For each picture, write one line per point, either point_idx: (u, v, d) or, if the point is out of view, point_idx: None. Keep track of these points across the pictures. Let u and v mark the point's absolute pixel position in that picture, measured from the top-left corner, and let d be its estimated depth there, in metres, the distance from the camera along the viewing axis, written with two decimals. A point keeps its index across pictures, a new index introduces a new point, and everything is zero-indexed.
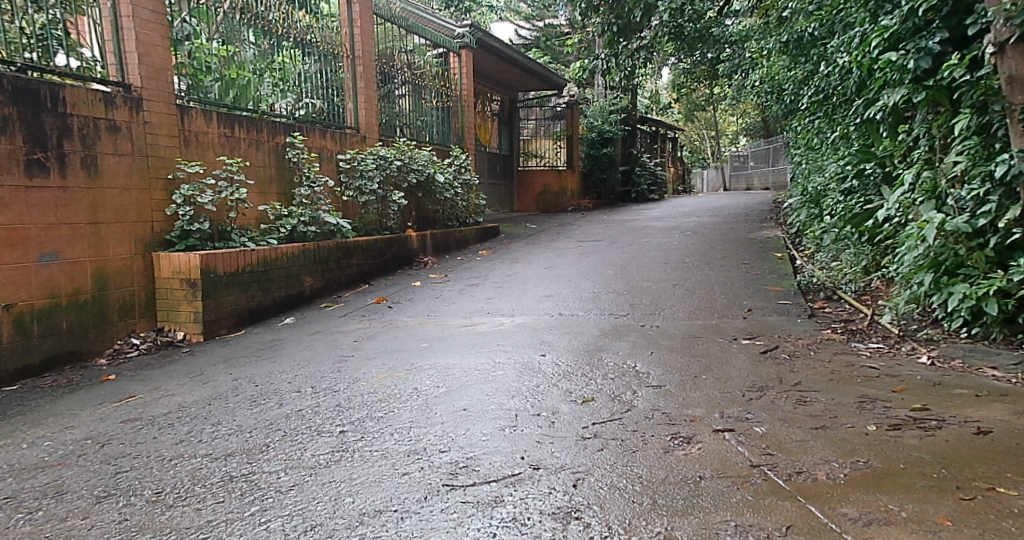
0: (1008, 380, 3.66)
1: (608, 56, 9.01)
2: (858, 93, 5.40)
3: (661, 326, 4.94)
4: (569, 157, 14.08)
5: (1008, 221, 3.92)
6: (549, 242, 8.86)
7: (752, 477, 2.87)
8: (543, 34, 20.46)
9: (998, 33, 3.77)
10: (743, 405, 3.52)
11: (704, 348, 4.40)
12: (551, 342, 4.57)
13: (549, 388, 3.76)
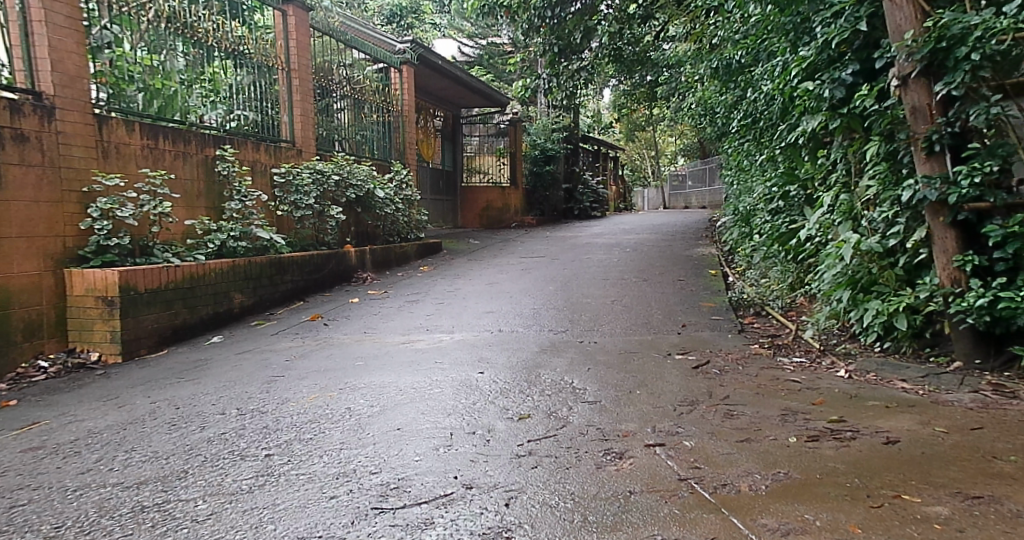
0: (917, 392, 3.79)
1: (548, 77, 9.20)
2: (781, 118, 5.65)
3: (599, 341, 5.06)
4: (512, 174, 14.21)
5: (915, 241, 4.14)
6: (492, 259, 8.96)
7: (680, 490, 2.99)
8: (486, 52, 20.64)
9: (900, 68, 3.89)
10: (672, 419, 3.65)
11: (639, 364, 4.53)
12: (489, 359, 4.64)
13: (486, 405, 3.83)
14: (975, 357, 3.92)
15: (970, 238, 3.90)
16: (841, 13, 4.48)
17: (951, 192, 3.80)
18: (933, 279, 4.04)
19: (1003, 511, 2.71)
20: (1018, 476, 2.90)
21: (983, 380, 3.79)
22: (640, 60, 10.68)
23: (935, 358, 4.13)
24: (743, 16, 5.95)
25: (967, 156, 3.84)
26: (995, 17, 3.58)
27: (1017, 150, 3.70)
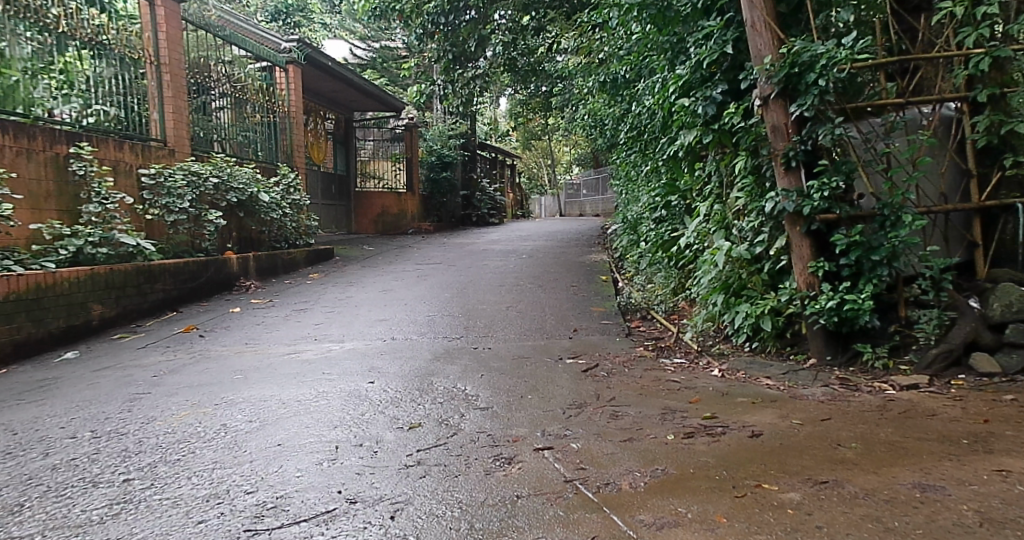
0: (778, 388, 4.09)
1: (444, 83, 9.69)
2: (661, 131, 5.92)
3: (494, 348, 5.19)
4: (408, 180, 14.21)
5: (777, 249, 4.46)
6: (386, 265, 8.96)
7: (565, 492, 3.10)
8: (380, 55, 20.43)
9: (761, 89, 4.19)
10: (561, 422, 3.81)
11: (532, 369, 4.68)
12: (380, 368, 4.67)
13: (376, 416, 3.88)
14: (826, 354, 4.23)
15: (821, 247, 4.25)
16: (711, 35, 4.75)
17: (806, 204, 4.11)
18: (792, 283, 4.36)
19: (845, 493, 2.95)
20: (858, 461, 3.19)
21: (833, 375, 4.11)
22: (532, 72, 10.91)
23: (794, 356, 4.43)
24: (625, 34, 6.13)
25: (818, 172, 4.18)
26: (837, 48, 3.98)
27: (856, 168, 4.11)
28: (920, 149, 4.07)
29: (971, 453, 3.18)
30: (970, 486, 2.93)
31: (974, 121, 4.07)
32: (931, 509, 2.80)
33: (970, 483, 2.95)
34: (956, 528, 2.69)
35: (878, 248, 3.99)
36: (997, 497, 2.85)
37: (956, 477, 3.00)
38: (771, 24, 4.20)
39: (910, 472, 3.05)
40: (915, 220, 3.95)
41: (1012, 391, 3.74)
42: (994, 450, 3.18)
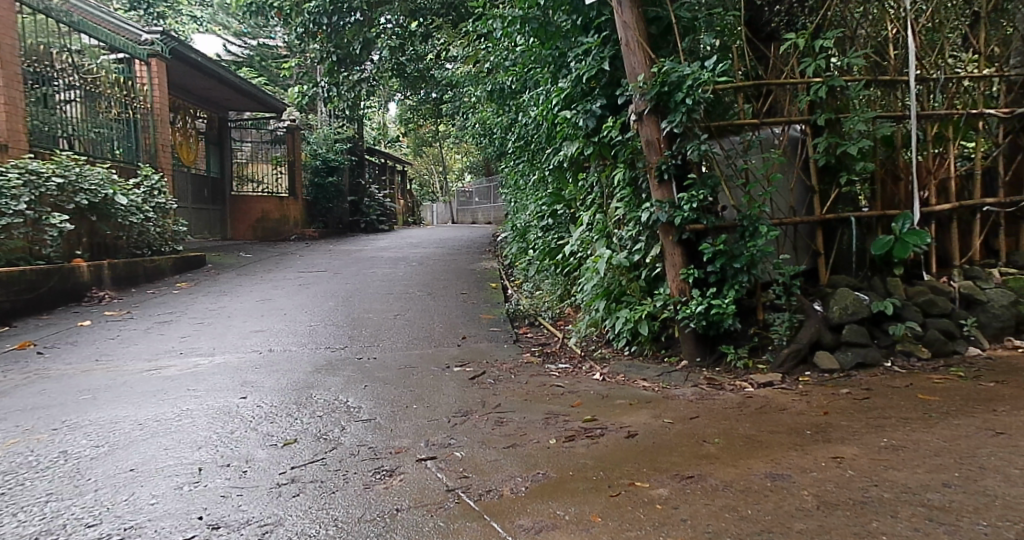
0: (652, 389, 4.32)
1: (328, 85, 9.34)
2: (547, 142, 6.01)
3: (380, 358, 5.18)
4: (291, 184, 13.84)
5: (653, 257, 4.67)
6: (266, 273, 8.75)
7: (446, 501, 3.16)
8: (258, 53, 19.76)
9: (636, 105, 4.43)
10: (447, 431, 3.88)
11: (417, 379, 4.73)
12: (254, 382, 4.59)
13: (247, 433, 3.82)
14: (696, 355, 4.50)
15: (691, 255, 4.52)
16: (590, 51, 4.90)
17: (676, 215, 4.36)
18: (666, 289, 4.60)
19: (707, 486, 3.16)
20: (719, 455, 3.43)
21: (701, 375, 4.37)
22: (422, 78, 10.87)
23: (669, 358, 4.66)
24: (510, 46, 6.13)
25: (687, 185, 4.44)
26: (700, 70, 4.26)
27: (720, 182, 4.39)
28: (773, 166, 4.41)
29: (814, 443, 3.48)
30: (811, 473, 3.20)
31: (816, 142, 4.45)
32: (778, 497, 3.04)
33: (811, 470, 3.23)
34: (798, 512, 2.93)
35: (739, 256, 4.30)
36: (833, 482, 3.13)
37: (801, 466, 3.28)
38: (644, 44, 4.44)
39: (763, 463, 3.31)
40: (769, 231, 4.29)
41: (849, 384, 4.09)
42: (833, 440, 3.49)
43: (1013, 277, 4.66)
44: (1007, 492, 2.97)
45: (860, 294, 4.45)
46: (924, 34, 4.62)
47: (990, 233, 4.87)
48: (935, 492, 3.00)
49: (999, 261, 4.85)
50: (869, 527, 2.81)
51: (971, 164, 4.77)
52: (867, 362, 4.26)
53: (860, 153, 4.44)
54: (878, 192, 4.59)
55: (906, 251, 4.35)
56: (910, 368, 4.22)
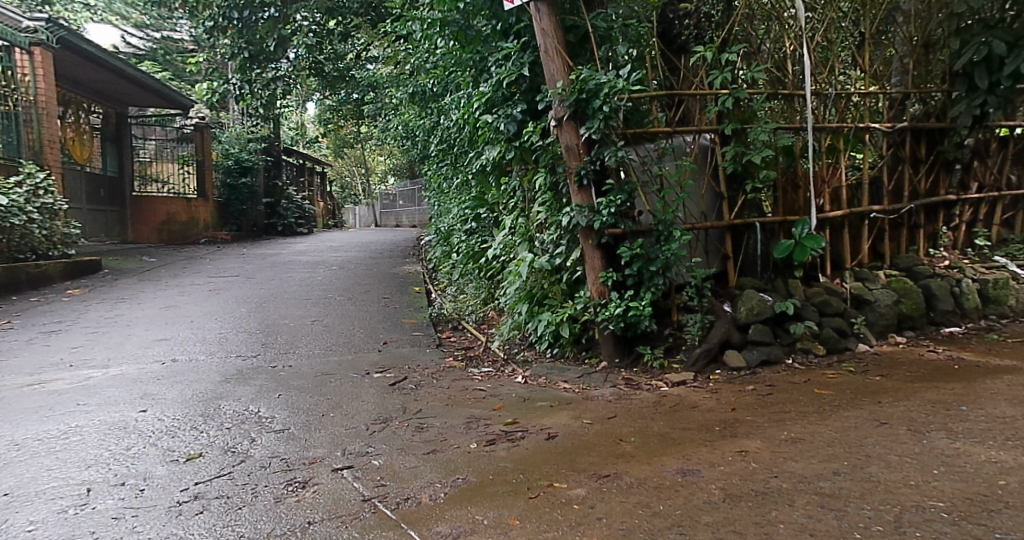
0: (573, 390, 4.40)
1: (241, 83, 9.23)
2: (469, 146, 5.97)
3: (296, 366, 5.10)
4: (200, 185, 13.53)
5: (573, 260, 4.74)
6: (172, 278, 8.46)
7: (362, 511, 3.15)
8: (161, 47, 18.96)
9: (556, 111, 4.51)
10: (365, 439, 3.86)
11: (335, 386, 4.68)
12: (154, 395, 4.46)
13: (145, 450, 3.70)
14: (615, 356, 4.61)
15: (610, 258, 4.62)
16: (510, 57, 4.99)
17: (595, 219, 4.45)
18: (586, 292, 4.70)
19: (623, 485, 3.25)
20: (634, 453, 3.53)
21: (619, 376, 4.48)
22: (341, 78, 10.74)
23: (589, 360, 4.74)
24: (432, 48, 6.01)
25: (606, 190, 4.54)
26: (616, 78, 4.37)
27: (637, 188, 4.51)
28: (685, 173, 4.54)
29: (721, 438, 3.63)
30: (719, 468, 3.34)
31: (724, 150, 4.58)
32: (688, 491, 3.16)
33: (720, 465, 3.37)
34: (705, 505, 3.05)
35: (655, 259, 4.43)
36: (738, 475, 3.27)
37: (709, 461, 3.41)
38: (563, 52, 4.54)
39: (676, 460, 3.43)
40: (682, 235, 4.43)
41: (754, 381, 4.27)
42: (739, 434, 3.65)
43: (895, 279, 4.93)
44: (890, 477, 3.17)
45: (765, 295, 4.62)
46: (817, 52, 4.79)
47: (876, 238, 5.13)
48: (826, 480, 3.18)
49: (884, 263, 5.11)
50: (770, 517, 2.94)
51: (859, 174, 5.04)
52: (770, 360, 4.45)
53: (763, 161, 4.62)
54: (778, 199, 4.78)
55: (804, 255, 4.52)
56: (808, 364, 4.45)
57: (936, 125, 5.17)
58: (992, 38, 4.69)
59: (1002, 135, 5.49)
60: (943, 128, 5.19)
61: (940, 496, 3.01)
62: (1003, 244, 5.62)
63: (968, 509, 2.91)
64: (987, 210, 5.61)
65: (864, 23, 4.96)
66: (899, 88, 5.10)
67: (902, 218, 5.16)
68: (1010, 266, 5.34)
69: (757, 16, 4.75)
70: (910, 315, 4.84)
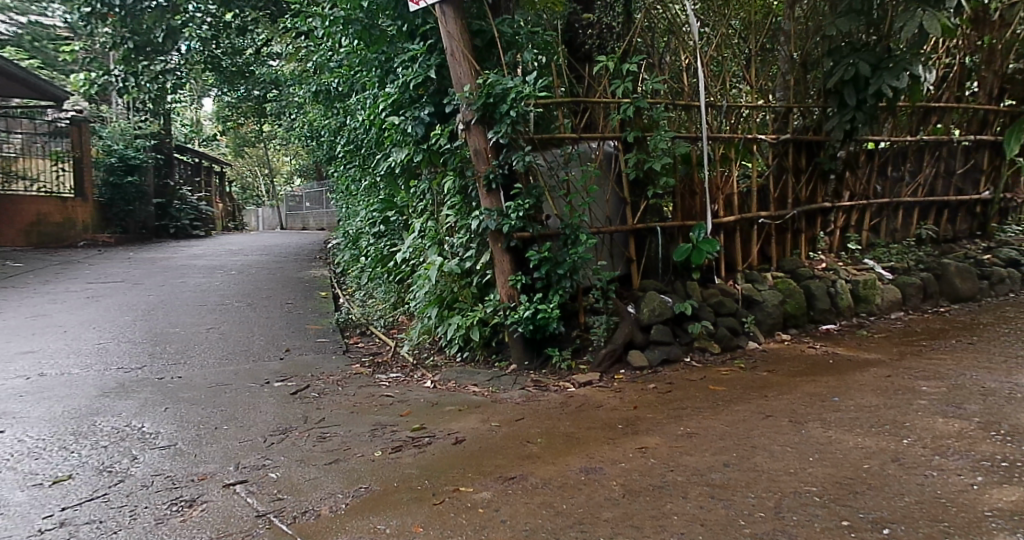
0: (481, 394, 4.43)
1: (123, 75, 8.47)
2: (376, 148, 5.84)
3: (186, 377, 4.91)
4: (79, 184, 12.67)
5: (483, 263, 4.76)
6: (45, 285, 7.99)
7: (255, 528, 3.07)
8: (28, 33, 15.41)
9: (464, 115, 4.54)
10: (261, 451, 3.77)
11: (231, 397, 4.54)
12: (17, 413, 4.20)
13: (5, 474, 3.48)
14: (524, 359, 4.65)
15: (519, 262, 4.66)
16: (416, 58, 4.97)
17: (504, 222, 4.48)
18: (496, 295, 4.73)
19: (528, 485, 3.30)
20: (540, 454, 3.59)
21: (529, 378, 4.53)
22: (240, 74, 10.47)
23: (499, 363, 4.77)
24: (334, 47, 5.83)
25: (515, 194, 4.57)
26: (522, 85, 4.44)
27: (543, 193, 4.56)
28: (590, 179, 4.65)
29: (623, 436, 3.75)
30: (620, 464, 3.44)
31: (627, 157, 4.70)
32: (590, 489, 3.24)
33: (621, 461, 3.47)
34: (607, 502, 3.14)
35: (563, 262, 4.51)
36: (637, 471, 3.37)
37: (612, 458, 3.51)
38: (468, 55, 4.57)
39: (580, 459, 3.51)
40: (589, 239, 4.53)
41: (655, 380, 4.40)
42: (640, 432, 3.78)
43: (781, 280, 5.13)
44: (773, 466, 3.35)
45: (665, 296, 4.76)
46: (710, 66, 4.91)
47: (764, 242, 5.30)
48: (717, 472, 3.33)
49: (772, 266, 5.29)
50: (666, 510, 3.05)
51: (750, 182, 5.16)
52: (670, 359, 4.60)
53: (663, 168, 4.73)
54: (677, 205, 4.88)
55: (701, 258, 4.68)
56: (704, 362, 4.61)
57: (812, 138, 5.33)
58: (858, 60, 4.92)
59: (870, 147, 5.61)
60: (819, 141, 5.36)
61: (815, 481, 3.20)
62: (872, 247, 5.79)
63: (839, 491, 3.11)
64: (857, 218, 5.76)
65: (750, 42, 5.09)
66: (782, 103, 5.23)
67: (786, 223, 5.35)
68: (878, 268, 5.55)
69: (658, 29, 4.86)
70: (794, 314, 5.04)
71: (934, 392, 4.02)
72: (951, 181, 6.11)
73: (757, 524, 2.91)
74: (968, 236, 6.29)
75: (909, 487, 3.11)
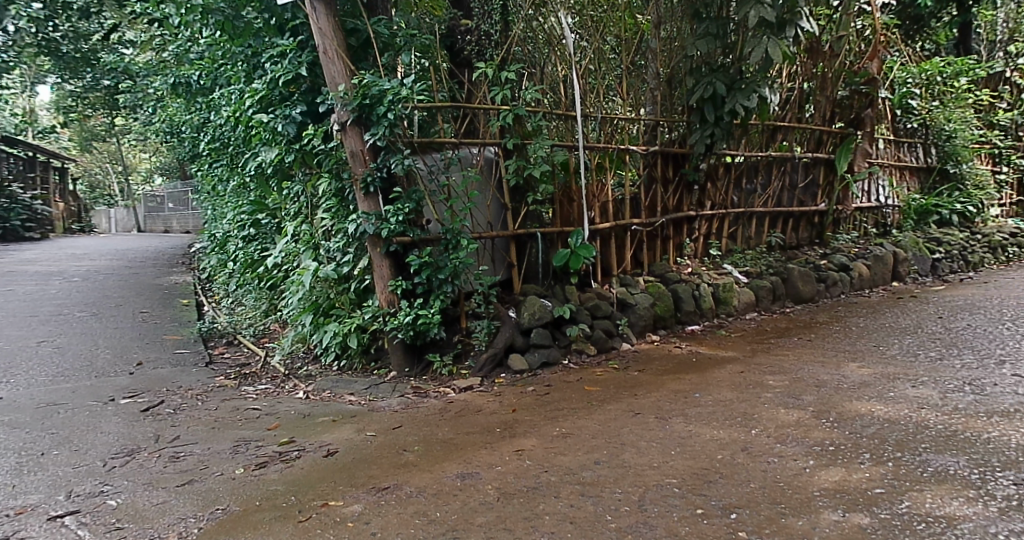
0: (359, 402, 4.34)
1: None
2: (244, 146, 5.55)
3: (8, 398, 4.47)
4: None
5: (361, 269, 4.64)
6: None
7: None
8: None
9: (339, 115, 4.46)
10: (99, 477, 3.49)
11: (68, 417, 4.19)
12: None
13: None
14: (404, 366, 4.61)
15: (399, 267, 4.61)
16: (285, 54, 4.78)
17: (383, 226, 4.43)
18: (375, 301, 4.64)
19: (402, 495, 3.27)
20: (417, 462, 3.57)
21: (408, 384, 4.49)
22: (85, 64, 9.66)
23: (377, 371, 4.69)
24: (193, 37, 5.52)
25: (393, 198, 4.52)
26: (400, 86, 4.40)
27: (424, 197, 4.55)
28: (471, 185, 4.66)
29: (500, 439, 3.80)
30: (496, 468, 3.49)
31: (507, 164, 4.75)
32: (466, 494, 3.26)
33: (496, 465, 3.52)
34: (480, 506, 3.16)
35: (444, 267, 4.51)
36: (512, 473, 3.43)
37: (488, 462, 3.55)
38: (343, 54, 4.51)
39: (456, 465, 3.52)
40: (470, 244, 4.55)
41: (534, 383, 4.47)
42: (517, 434, 3.84)
43: (652, 283, 5.36)
44: (638, 461, 3.51)
45: (545, 300, 4.85)
46: (585, 79, 5.06)
47: (637, 247, 5.53)
48: (588, 470, 3.44)
49: (643, 270, 5.53)
50: (538, 510, 3.12)
51: (624, 191, 5.34)
52: (549, 362, 4.68)
53: (542, 176, 4.84)
54: (556, 211, 5.00)
55: (578, 263, 4.83)
56: (582, 363, 4.73)
57: (679, 150, 5.60)
58: (715, 80, 5.24)
59: (728, 160, 5.95)
60: (683, 153, 5.65)
61: (674, 473, 3.38)
62: (730, 253, 6.15)
63: (695, 482, 3.30)
64: (718, 224, 6.09)
65: (622, 54, 5.27)
66: (650, 117, 5.42)
67: (656, 230, 5.60)
68: (735, 272, 5.92)
69: (538, 40, 4.97)
70: (663, 316, 5.28)
71: (778, 386, 4.35)
72: (794, 194, 6.60)
73: (622, 518, 3.03)
74: (808, 243, 6.79)
75: (754, 474, 3.36)
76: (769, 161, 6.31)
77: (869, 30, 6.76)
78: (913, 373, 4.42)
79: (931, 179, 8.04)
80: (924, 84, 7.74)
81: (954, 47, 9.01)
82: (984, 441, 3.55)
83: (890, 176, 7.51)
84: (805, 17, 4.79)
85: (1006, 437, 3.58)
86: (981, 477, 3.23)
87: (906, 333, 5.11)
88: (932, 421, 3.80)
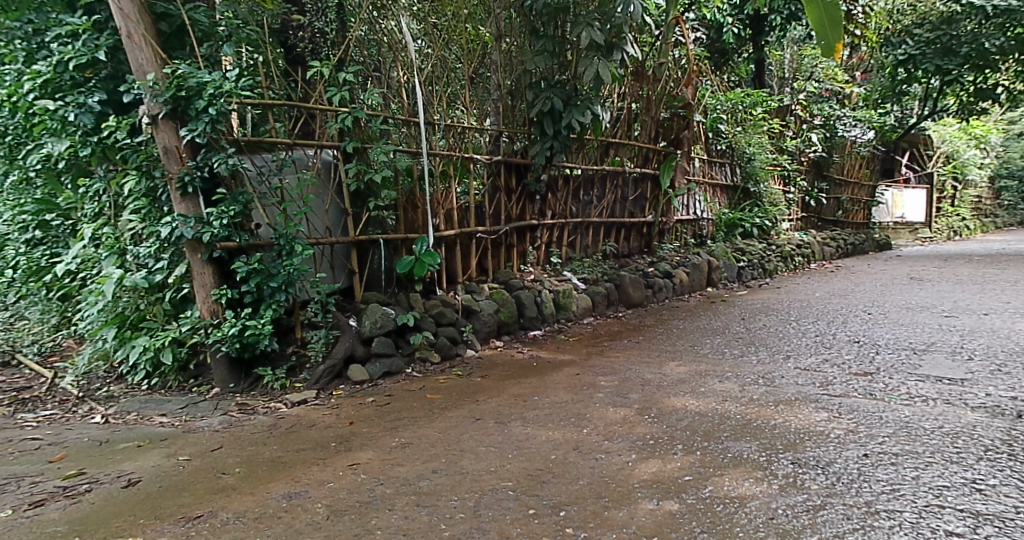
0: (171, 424, 3.93)
1: None
2: (15, 134, 4.70)
3: None
4: None
5: (177, 276, 4.27)
6: None
7: None
8: None
9: (149, 108, 4.08)
10: None
11: None
12: None
13: None
14: (229, 381, 4.27)
15: (223, 274, 4.26)
16: (78, 34, 4.21)
17: (204, 230, 4.10)
18: (194, 312, 4.28)
19: (216, 523, 2.99)
20: (236, 485, 3.29)
21: (232, 402, 4.15)
22: None
23: (197, 388, 4.30)
24: None
25: (216, 200, 4.20)
26: (222, 79, 4.08)
27: (252, 199, 4.26)
28: (306, 188, 4.43)
29: (335, 454, 3.62)
30: (327, 485, 3.31)
31: (346, 168, 4.58)
32: (291, 515, 3.06)
33: (328, 481, 3.34)
34: (307, 527, 2.98)
35: (276, 275, 4.23)
36: (345, 489, 3.28)
37: (319, 479, 3.36)
38: (152, 41, 4.12)
39: (282, 485, 3.30)
40: (305, 250, 4.30)
41: (374, 393, 4.33)
42: (353, 448, 3.68)
43: (496, 290, 5.45)
44: (476, 467, 3.51)
45: (388, 308, 4.73)
46: (428, 84, 5.03)
47: (482, 254, 5.63)
48: (425, 479, 3.38)
49: (489, 277, 5.64)
50: (370, 526, 2.99)
51: (468, 198, 5.42)
52: (392, 371, 4.57)
53: (385, 182, 4.72)
54: (400, 217, 4.90)
55: (424, 270, 4.78)
56: (425, 372, 4.66)
57: (520, 161, 5.75)
58: (553, 95, 5.49)
59: (567, 172, 6.24)
60: (525, 164, 5.81)
61: (510, 476, 3.42)
62: (570, 260, 6.45)
63: (529, 483, 3.36)
64: (559, 233, 6.36)
65: (465, 64, 5.33)
66: (494, 126, 5.54)
67: (501, 238, 5.73)
68: (575, 278, 6.21)
69: (377, 43, 4.85)
70: (507, 322, 5.38)
71: (609, 386, 4.60)
72: (625, 206, 7.06)
73: (456, 526, 3.01)
74: (638, 252, 7.34)
75: (584, 470, 3.49)
76: (603, 174, 6.69)
77: (684, 60, 7.47)
78: (722, 370, 4.89)
79: (737, 196, 9.05)
80: (729, 111, 8.55)
81: (754, 81, 10.37)
82: (771, 427, 3.96)
83: (705, 193, 8.30)
84: (629, 43, 5.37)
85: (788, 422, 4.03)
86: (767, 459, 3.58)
87: (715, 334, 5.66)
88: (733, 411, 4.20)
